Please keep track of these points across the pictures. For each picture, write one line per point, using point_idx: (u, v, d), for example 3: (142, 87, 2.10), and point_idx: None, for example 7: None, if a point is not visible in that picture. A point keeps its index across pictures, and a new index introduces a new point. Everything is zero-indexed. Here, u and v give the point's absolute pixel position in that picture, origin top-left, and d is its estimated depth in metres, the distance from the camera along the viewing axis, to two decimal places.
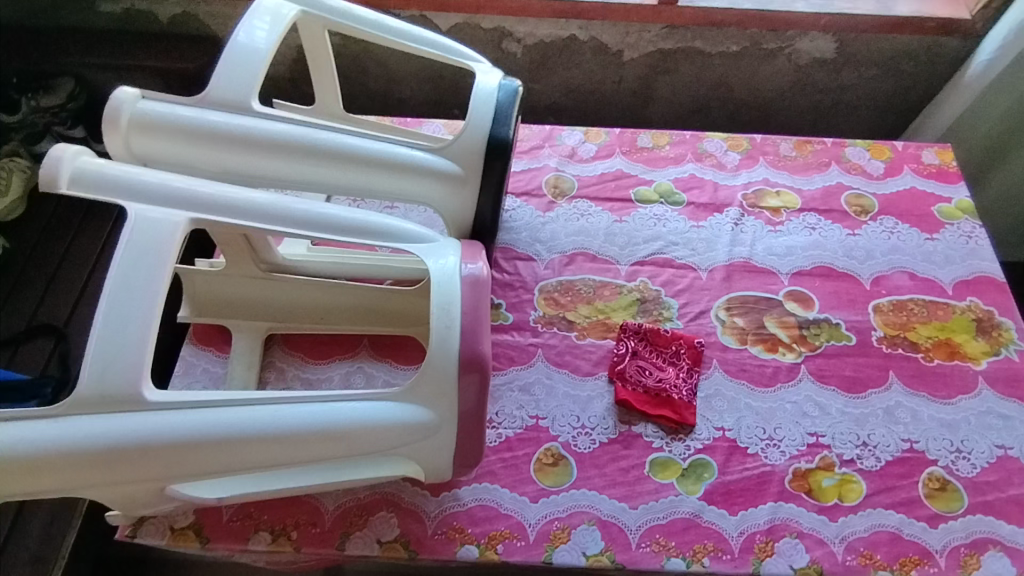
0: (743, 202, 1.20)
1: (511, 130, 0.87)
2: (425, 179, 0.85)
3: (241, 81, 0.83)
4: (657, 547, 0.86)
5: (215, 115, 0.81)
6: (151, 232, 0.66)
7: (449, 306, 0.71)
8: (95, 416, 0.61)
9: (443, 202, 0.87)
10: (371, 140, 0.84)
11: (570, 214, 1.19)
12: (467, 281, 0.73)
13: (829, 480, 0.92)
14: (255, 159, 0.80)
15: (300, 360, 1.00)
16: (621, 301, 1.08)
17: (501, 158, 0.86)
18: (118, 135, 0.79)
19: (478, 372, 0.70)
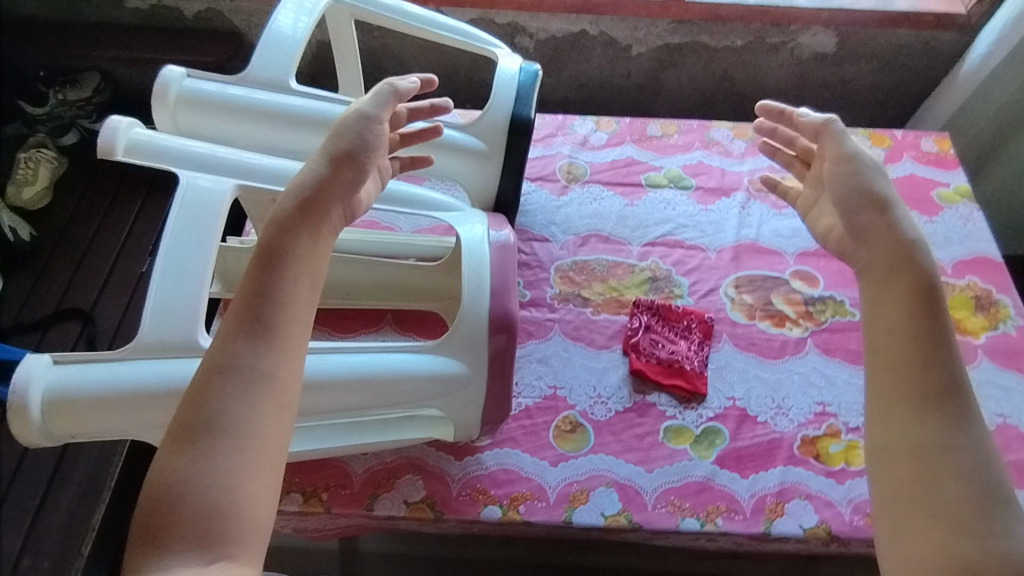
0: (749, 186, 1.25)
1: (532, 110, 0.91)
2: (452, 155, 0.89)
3: (278, 61, 0.88)
4: (672, 508, 0.90)
5: (255, 93, 0.85)
6: (201, 197, 0.71)
7: (479, 267, 0.76)
8: (156, 360, 0.66)
9: (469, 179, 0.92)
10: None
11: (583, 198, 1.23)
12: (496, 246, 0.78)
13: (836, 446, 0.96)
14: (292, 134, 0.85)
15: (325, 333, 1.04)
16: (634, 280, 1.13)
17: (523, 136, 0.91)
18: (164, 111, 0.84)
19: (506, 332, 0.74)
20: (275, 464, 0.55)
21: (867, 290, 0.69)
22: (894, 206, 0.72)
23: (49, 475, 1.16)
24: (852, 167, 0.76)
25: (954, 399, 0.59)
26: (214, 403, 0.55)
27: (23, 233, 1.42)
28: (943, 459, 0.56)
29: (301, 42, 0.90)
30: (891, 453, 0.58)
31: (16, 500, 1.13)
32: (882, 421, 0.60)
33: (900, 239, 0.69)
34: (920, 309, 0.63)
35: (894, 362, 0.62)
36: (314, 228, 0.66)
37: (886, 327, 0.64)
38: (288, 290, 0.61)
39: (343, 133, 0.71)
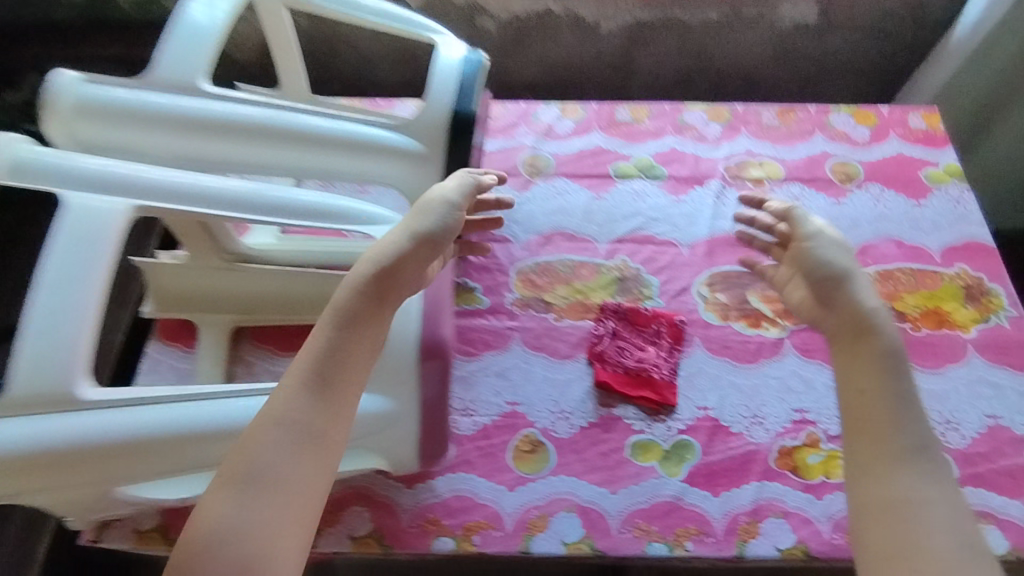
0: (725, 173, 1.17)
1: (476, 106, 0.84)
2: (389, 159, 0.81)
3: (188, 58, 0.78)
4: (638, 532, 0.85)
5: (162, 96, 0.76)
6: (92, 224, 0.65)
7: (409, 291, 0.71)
8: (30, 418, 0.61)
9: (407, 184, 0.82)
10: (329, 117, 0.80)
11: (547, 192, 1.15)
12: None
13: (815, 456, 0.90)
14: (205, 142, 0.76)
15: (270, 351, 0.99)
16: (600, 281, 1.05)
17: (467, 134, 0.83)
18: (56, 118, 0.74)
19: (439, 359, 0.70)
20: (300, 533, 0.50)
21: (836, 359, 0.63)
22: (858, 280, 0.67)
23: None
24: (815, 245, 0.71)
25: (925, 457, 0.54)
26: (257, 455, 0.52)
27: None
28: (930, 524, 0.49)
29: (215, 36, 0.81)
30: (863, 517, 0.52)
31: None
32: (858, 482, 0.54)
33: (868, 302, 0.64)
34: (896, 370, 0.59)
35: (869, 420, 0.56)
36: (390, 293, 0.64)
37: (857, 391, 0.58)
38: (348, 359, 0.58)
39: (426, 209, 0.71)
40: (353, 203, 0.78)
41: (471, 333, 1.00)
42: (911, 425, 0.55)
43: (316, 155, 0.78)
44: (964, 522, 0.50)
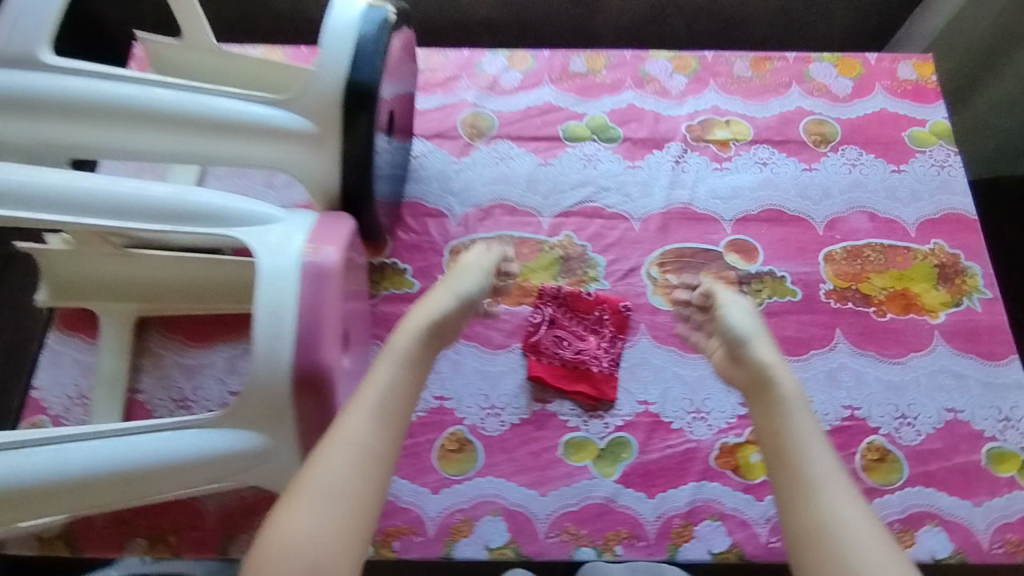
0: (686, 135, 1.04)
1: (377, 75, 0.70)
2: (273, 140, 0.70)
3: (33, 23, 0.67)
4: (566, 536, 0.81)
5: (14, 75, 0.66)
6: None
7: (279, 308, 0.57)
8: None
9: (299, 167, 0.72)
10: (201, 91, 0.70)
11: (487, 158, 1.03)
12: (308, 272, 0.60)
13: (759, 455, 0.85)
14: (74, 129, 0.68)
15: (179, 343, 0.92)
16: (541, 261, 0.96)
17: (367, 110, 0.70)
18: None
19: (320, 389, 0.58)
20: (358, 549, 0.54)
21: (755, 414, 0.67)
22: (765, 337, 0.72)
23: None
24: (728, 309, 0.76)
25: (849, 494, 0.58)
26: (326, 472, 0.56)
27: None
28: (855, 533, 0.55)
29: None
30: (797, 540, 0.57)
31: None
32: (789, 508, 0.59)
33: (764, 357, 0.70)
34: (797, 408, 0.65)
35: (788, 452, 0.62)
36: (434, 343, 0.69)
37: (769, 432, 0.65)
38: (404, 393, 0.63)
39: (463, 276, 0.76)
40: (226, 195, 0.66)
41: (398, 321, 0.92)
42: (835, 467, 0.60)
43: (189, 141, 0.70)
44: (897, 559, 0.54)
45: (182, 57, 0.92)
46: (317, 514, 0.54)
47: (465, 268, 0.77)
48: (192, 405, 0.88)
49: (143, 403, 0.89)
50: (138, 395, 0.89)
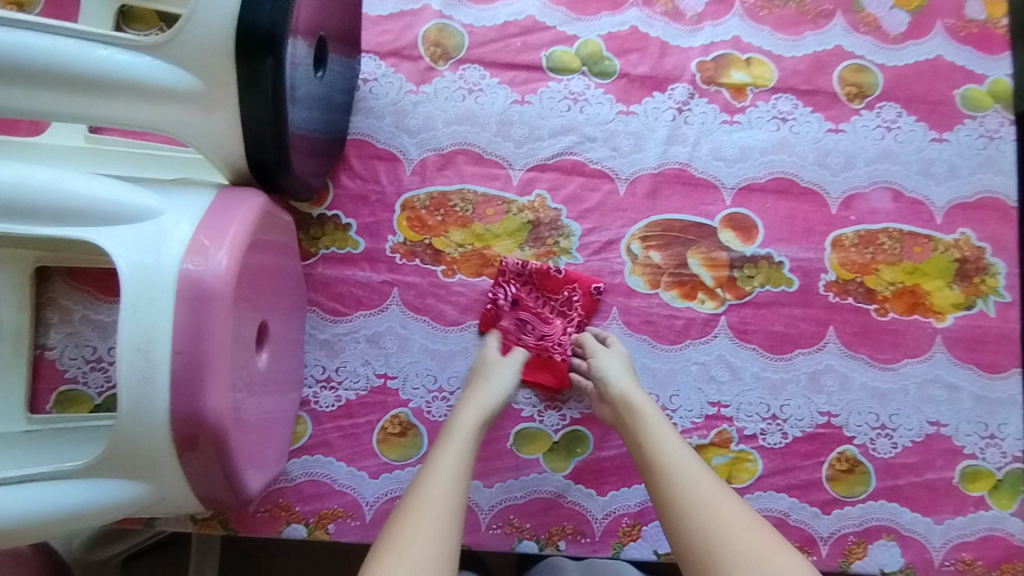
0: (696, 74, 0.86)
1: (279, 15, 0.55)
2: (148, 100, 0.55)
3: None
4: (509, 529, 0.78)
5: None
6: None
7: (150, 345, 0.49)
8: None
9: (189, 133, 0.59)
10: (34, 27, 0.51)
11: (452, 89, 0.86)
12: (185, 297, 0.50)
13: (721, 458, 0.79)
14: None
15: (89, 295, 0.81)
16: (507, 225, 0.83)
17: (271, 64, 0.56)
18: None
19: (206, 432, 0.51)
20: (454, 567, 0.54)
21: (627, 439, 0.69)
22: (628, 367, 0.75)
23: None
24: (592, 342, 0.77)
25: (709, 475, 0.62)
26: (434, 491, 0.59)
27: None
28: (720, 504, 0.58)
29: None
30: (676, 539, 0.58)
31: None
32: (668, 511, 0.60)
33: (621, 388, 0.71)
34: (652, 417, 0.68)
35: (652, 460, 0.64)
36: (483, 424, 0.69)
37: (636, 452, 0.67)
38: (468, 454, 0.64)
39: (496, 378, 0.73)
40: (84, 179, 0.52)
41: (338, 287, 0.81)
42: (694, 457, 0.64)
43: (28, 99, 0.53)
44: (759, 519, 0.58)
45: None
46: (412, 552, 0.53)
47: (498, 368, 0.75)
48: (108, 367, 0.81)
49: (53, 361, 0.80)
50: (46, 351, 0.80)
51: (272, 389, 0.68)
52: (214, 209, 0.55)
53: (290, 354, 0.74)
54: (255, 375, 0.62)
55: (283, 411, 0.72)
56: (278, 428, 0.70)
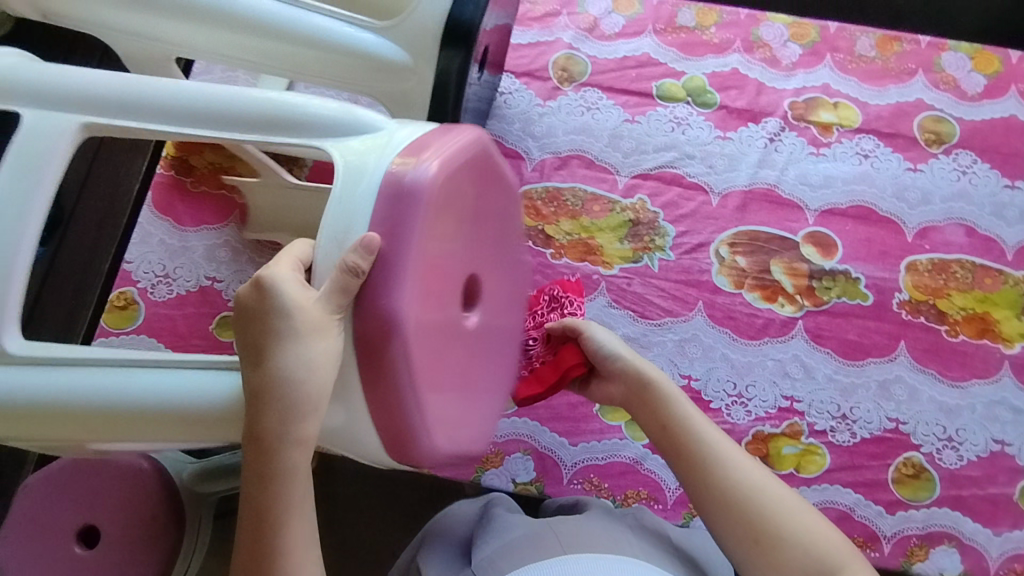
0: (788, 111, 0.99)
1: (476, 12, 0.74)
2: (367, 64, 0.75)
3: None
4: (589, 486, 0.86)
5: None
6: (43, 136, 0.60)
7: (344, 235, 0.55)
8: None
9: (384, 93, 0.78)
10: (307, 8, 0.73)
11: (574, 105, 1.01)
12: (389, 190, 0.55)
13: (791, 448, 0.86)
14: (194, 34, 0.73)
15: (256, 243, 0.97)
16: (610, 221, 0.95)
17: (464, 46, 0.74)
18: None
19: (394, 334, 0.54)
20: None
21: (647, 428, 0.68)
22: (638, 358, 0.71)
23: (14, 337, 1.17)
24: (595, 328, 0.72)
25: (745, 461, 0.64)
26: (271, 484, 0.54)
27: None
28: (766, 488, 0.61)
29: None
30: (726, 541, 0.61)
31: None
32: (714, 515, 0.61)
33: (642, 371, 0.69)
34: (667, 392, 0.68)
35: (684, 444, 0.65)
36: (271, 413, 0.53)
37: (658, 430, 0.67)
38: (272, 470, 0.54)
39: (263, 370, 0.53)
40: (323, 102, 0.63)
41: None
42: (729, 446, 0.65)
43: (286, 52, 0.74)
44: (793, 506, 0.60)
45: None
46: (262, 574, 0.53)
47: (257, 346, 0.54)
48: None
49: (219, 291, 0.95)
50: (216, 283, 0.95)
51: (485, 356, 0.69)
52: (436, 133, 0.60)
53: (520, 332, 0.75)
54: (454, 328, 0.62)
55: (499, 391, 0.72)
56: (486, 393, 0.69)
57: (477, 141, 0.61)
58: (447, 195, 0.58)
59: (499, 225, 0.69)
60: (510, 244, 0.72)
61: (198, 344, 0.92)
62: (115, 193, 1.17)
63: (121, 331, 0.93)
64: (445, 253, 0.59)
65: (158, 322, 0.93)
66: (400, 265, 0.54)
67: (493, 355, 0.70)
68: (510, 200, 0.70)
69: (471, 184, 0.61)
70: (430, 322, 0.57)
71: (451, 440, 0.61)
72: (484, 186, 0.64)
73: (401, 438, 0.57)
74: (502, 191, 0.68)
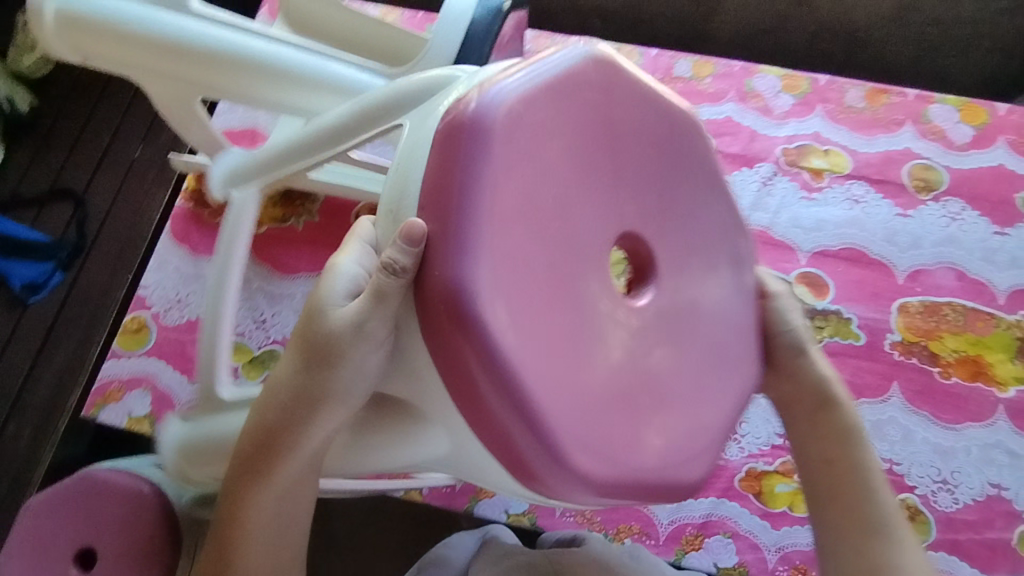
0: (780, 157, 1.03)
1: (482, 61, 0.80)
2: None
3: None
4: (581, 519, 0.86)
5: (167, 17, 0.73)
6: (242, 209, 0.79)
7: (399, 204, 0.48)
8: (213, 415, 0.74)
9: None
10: (326, 58, 0.78)
11: None
12: (440, 134, 0.48)
13: (785, 486, 0.86)
14: (220, 78, 0.76)
15: (266, 271, 1.01)
16: None
17: None
18: (46, 30, 0.73)
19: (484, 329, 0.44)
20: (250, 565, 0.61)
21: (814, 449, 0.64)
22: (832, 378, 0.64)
23: (35, 351, 1.24)
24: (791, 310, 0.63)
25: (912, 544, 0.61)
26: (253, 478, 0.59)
27: (21, 106, 1.35)
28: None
29: None
30: None
31: (7, 365, 1.23)
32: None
33: (823, 377, 0.64)
34: (853, 430, 0.63)
35: (863, 501, 0.61)
36: (273, 417, 0.57)
37: (821, 436, 0.64)
38: (257, 465, 0.59)
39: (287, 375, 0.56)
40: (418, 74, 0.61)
41: None
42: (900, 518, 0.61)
43: (302, 96, 0.77)
44: None
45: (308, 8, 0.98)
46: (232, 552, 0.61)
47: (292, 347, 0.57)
48: (269, 328, 0.98)
49: None
50: None
51: (688, 348, 0.55)
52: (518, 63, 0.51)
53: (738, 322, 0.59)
54: (600, 321, 0.50)
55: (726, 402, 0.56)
56: (686, 400, 0.54)
57: (577, 70, 0.52)
58: (528, 137, 0.48)
59: (657, 176, 0.55)
60: (688, 199, 0.57)
61: None
62: (136, 229, 1.31)
63: (133, 353, 0.96)
64: (549, 211, 0.48)
65: (168, 346, 0.97)
66: (464, 230, 0.45)
67: (692, 348, 0.55)
68: (666, 143, 0.56)
69: (577, 124, 0.51)
70: (533, 297, 0.47)
71: (602, 456, 0.48)
72: (608, 127, 0.52)
73: (519, 455, 0.46)
74: (645, 131, 0.55)
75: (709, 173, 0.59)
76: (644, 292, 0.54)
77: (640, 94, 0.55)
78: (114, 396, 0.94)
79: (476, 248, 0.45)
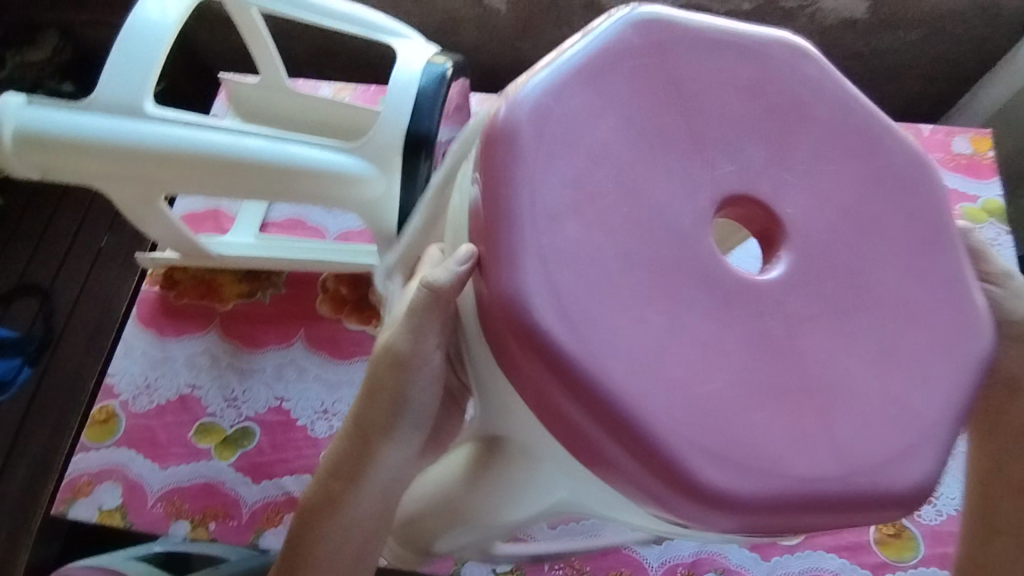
0: None
1: (431, 124, 0.83)
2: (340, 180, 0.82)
3: (133, 80, 0.77)
4: (570, 570, 0.84)
5: (123, 124, 0.76)
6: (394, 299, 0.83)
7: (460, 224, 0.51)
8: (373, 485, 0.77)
9: (359, 203, 0.86)
10: (286, 140, 0.80)
11: None
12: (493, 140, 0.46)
13: None
14: (182, 175, 0.79)
15: (235, 347, 1.01)
16: None
17: (422, 154, 0.83)
18: (7, 153, 0.76)
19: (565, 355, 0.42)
20: None
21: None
22: None
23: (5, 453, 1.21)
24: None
25: None
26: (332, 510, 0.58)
27: None
28: None
29: (169, 36, 0.79)
30: None
31: None
32: None
33: None
34: None
35: None
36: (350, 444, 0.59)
37: None
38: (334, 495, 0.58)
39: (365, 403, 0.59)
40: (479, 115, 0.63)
41: None
42: None
43: (265, 182, 0.80)
44: None
45: (259, 97, 1.04)
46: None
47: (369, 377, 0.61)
48: (241, 405, 0.97)
49: (199, 397, 0.98)
50: (195, 390, 0.98)
51: (850, 327, 0.46)
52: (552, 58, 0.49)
53: (906, 288, 0.48)
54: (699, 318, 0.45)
55: (920, 389, 0.46)
56: (852, 389, 0.45)
57: (620, 40, 0.49)
58: (572, 127, 0.46)
59: (762, 126, 0.49)
60: (812, 144, 0.49)
61: (176, 453, 0.94)
62: (104, 317, 1.31)
63: (100, 445, 0.94)
64: (614, 197, 0.45)
65: (138, 434, 0.95)
66: (504, 242, 0.44)
67: (858, 323, 0.47)
68: (763, 84, 0.50)
69: (635, 98, 0.48)
70: (607, 296, 0.43)
71: (741, 470, 0.42)
72: (677, 90, 0.49)
73: (633, 474, 0.43)
74: (728, 74, 0.50)
75: (836, 99, 0.51)
76: (777, 264, 0.47)
77: (710, 46, 0.50)
78: (83, 491, 0.91)
79: (524, 256, 0.43)
